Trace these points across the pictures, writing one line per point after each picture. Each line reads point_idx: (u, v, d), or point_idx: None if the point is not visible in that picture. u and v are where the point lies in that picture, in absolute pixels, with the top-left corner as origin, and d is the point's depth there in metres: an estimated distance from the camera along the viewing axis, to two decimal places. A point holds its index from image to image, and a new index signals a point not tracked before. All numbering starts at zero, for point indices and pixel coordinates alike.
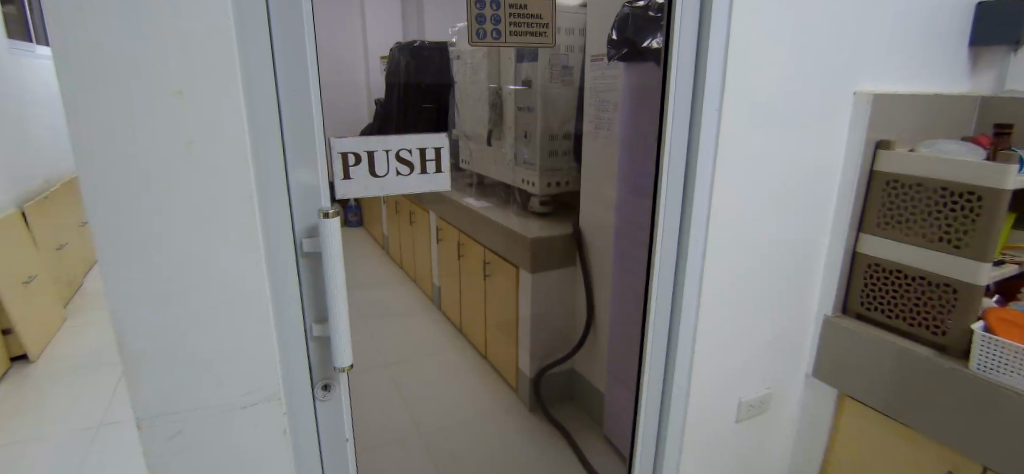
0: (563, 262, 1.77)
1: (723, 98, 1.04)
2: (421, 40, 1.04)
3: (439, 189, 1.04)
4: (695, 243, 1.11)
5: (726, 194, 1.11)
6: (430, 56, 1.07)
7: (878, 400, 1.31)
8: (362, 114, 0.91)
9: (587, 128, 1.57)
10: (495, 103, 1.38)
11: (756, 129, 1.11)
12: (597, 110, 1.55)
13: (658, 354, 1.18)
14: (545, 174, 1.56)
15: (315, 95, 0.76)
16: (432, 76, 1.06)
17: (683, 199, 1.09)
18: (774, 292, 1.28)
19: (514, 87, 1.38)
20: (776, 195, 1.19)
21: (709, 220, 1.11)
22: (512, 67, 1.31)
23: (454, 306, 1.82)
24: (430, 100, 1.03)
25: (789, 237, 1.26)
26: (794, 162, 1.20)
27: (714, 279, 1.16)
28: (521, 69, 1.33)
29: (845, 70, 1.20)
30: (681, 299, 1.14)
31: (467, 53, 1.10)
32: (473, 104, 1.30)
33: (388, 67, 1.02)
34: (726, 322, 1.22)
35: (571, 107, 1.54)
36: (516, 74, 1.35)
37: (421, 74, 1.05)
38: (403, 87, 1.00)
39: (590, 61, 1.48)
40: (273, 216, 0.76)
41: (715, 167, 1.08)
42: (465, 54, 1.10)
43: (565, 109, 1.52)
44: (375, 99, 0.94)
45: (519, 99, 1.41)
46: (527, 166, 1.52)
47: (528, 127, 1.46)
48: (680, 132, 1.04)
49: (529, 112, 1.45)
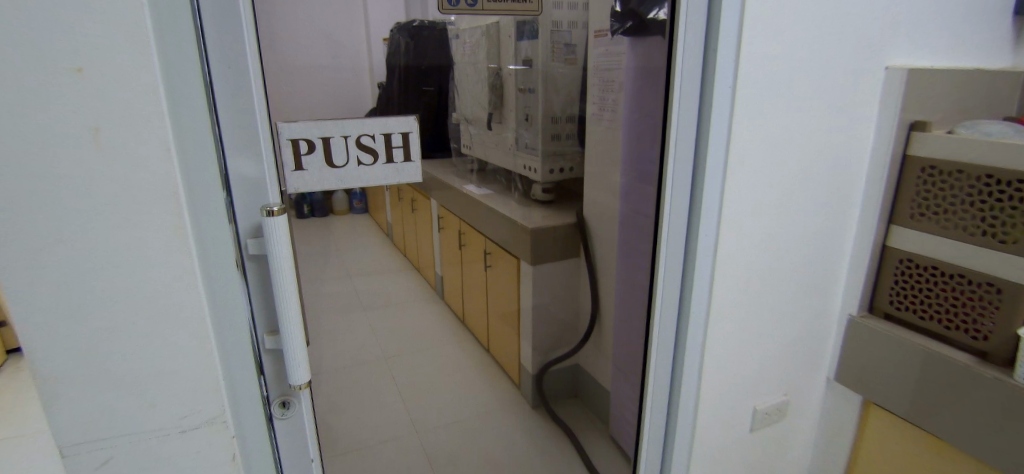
0: (566, 254, 1.71)
1: (738, 76, 0.93)
2: (421, 19, 0.98)
3: (412, 179, 0.94)
4: (705, 241, 1.01)
5: (737, 185, 1.00)
6: (427, 36, 1.01)
7: (904, 407, 1.21)
8: (328, 108, 0.82)
9: (591, 111, 1.47)
10: (495, 85, 1.28)
11: (773, 113, 0.99)
12: (601, 91, 1.45)
13: (664, 358, 1.08)
14: (546, 160, 1.49)
15: (255, 75, 0.67)
16: (430, 59, 1.03)
17: (693, 188, 0.98)
18: (794, 293, 1.18)
19: (514, 67, 1.29)
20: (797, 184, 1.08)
21: (716, 214, 1.00)
22: (511, 44, 1.24)
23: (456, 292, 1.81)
24: (431, 84, 1.03)
25: (810, 234, 1.15)
26: (818, 154, 1.08)
27: (725, 279, 1.06)
28: (520, 47, 1.25)
29: (874, 43, 1.07)
30: (689, 298, 1.04)
31: (465, 32, 1.06)
32: (473, 85, 1.21)
33: (388, 50, 0.93)
34: (742, 323, 1.12)
35: (574, 88, 1.45)
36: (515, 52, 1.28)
37: (419, 56, 1.01)
38: (403, 72, 0.96)
39: (593, 37, 1.39)
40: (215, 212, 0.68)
41: (726, 155, 0.97)
42: (464, 33, 1.06)
43: (568, 91, 1.44)
44: (377, 83, 0.89)
45: (520, 80, 1.31)
46: (528, 151, 1.44)
47: (528, 109, 1.37)
48: (688, 115, 0.93)
49: (530, 94, 1.36)
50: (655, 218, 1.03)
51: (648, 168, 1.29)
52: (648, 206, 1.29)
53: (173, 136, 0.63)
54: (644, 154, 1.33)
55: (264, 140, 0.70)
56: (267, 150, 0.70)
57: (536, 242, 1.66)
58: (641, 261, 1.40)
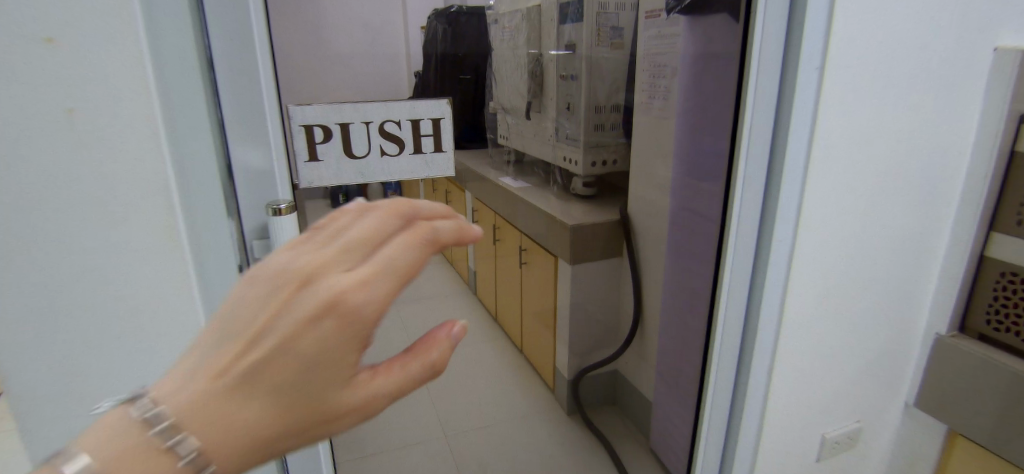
0: (607, 253, 1.60)
1: (826, 57, 0.79)
2: (455, 5, 0.97)
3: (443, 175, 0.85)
4: (779, 251, 0.88)
5: (819, 189, 0.87)
6: (464, 21, 0.99)
7: (999, 443, 1.02)
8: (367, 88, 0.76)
9: (639, 100, 1.39)
10: (535, 72, 1.27)
11: (863, 101, 0.85)
12: (652, 77, 1.35)
13: (724, 380, 0.96)
14: (589, 151, 1.44)
15: (261, 38, 0.69)
16: (466, 44, 1.00)
17: (767, 188, 0.85)
18: (876, 309, 1.03)
19: (556, 52, 1.29)
20: (884, 184, 0.94)
21: (795, 221, 0.87)
22: (552, 26, 1.26)
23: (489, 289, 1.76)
24: (469, 71, 0.99)
25: (894, 244, 1.01)
26: (910, 151, 0.94)
27: (800, 293, 0.93)
28: (562, 29, 1.27)
29: (983, 19, 0.92)
30: (756, 314, 0.91)
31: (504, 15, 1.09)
32: (509, 73, 1.15)
33: (427, 36, 0.84)
34: (815, 341, 0.99)
35: (619, 76, 1.38)
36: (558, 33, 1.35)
37: (456, 43, 0.98)
38: (439, 57, 0.85)
39: (644, 17, 1.29)
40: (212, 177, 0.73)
41: (810, 152, 0.83)
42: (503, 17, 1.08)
43: (612, 77, 1.36)
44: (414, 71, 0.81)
45: (561, 66, 1.29)
46: (569, 141, 1.40)
47: (569, 97, 1.34)
48: (763, 105, 0.80)
49: (572, 81, 1.33)
50: (723, 222, 0.90)
51: (705, 162, 1.16)
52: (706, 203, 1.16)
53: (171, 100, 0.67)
54: (697, 147, 1.20)
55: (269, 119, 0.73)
56: (272, 130, 0.73)
57: (578, 241, 1.54)
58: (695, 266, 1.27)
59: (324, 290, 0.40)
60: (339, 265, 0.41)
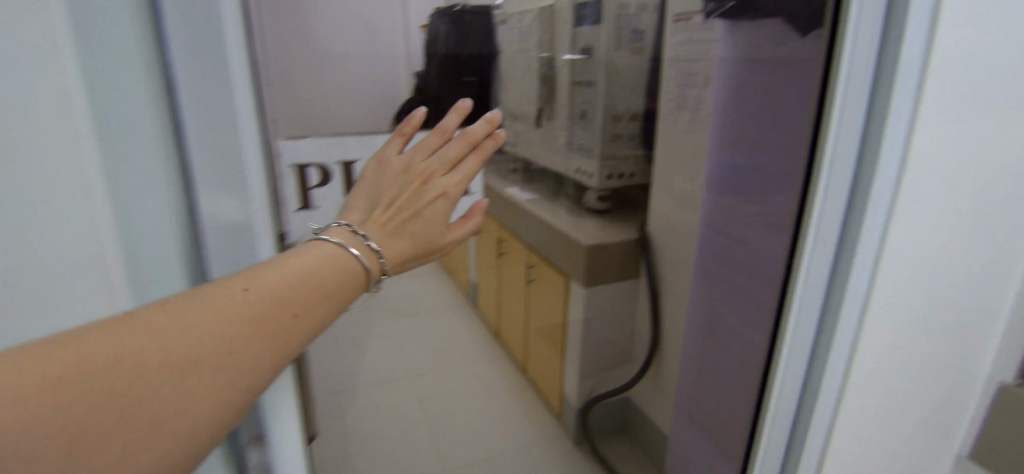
0: (623, 275, 1.50)
1: (931, 66, 0.60)
2: (462, 5, 0.85)
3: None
4: (853, 303, 0.70)
5: (908, 213, 0.68)
6: (470, 22, 0.87)
7: None
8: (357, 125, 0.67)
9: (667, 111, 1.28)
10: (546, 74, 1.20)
11: (967, 125, 0.68)
12: (679, 86, 1.24)
13: (776, 448, 0.80)
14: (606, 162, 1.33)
15: (232, 14, 0.46)
16: (472, 47, 0.86)
17: (843, 229, 0.67)
18: (950, 354, 0.88)
19: (570, 56, 1.21)
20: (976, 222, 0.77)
21: (875, 253, 0.68)
22: (567, 27, 1.17)
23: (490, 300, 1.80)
24: (470, 75, 0.82)
25: (974, 290, 0.84)
26: (1011, 175, 0.77)
27: (871, 351, 0.76)
28: (580, 33, 1.18)
29: None
30: (819, 375, 0.75)
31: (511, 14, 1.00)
32: (518, 73, 1.10)
33: (427, 37, 0.80)
34: (880, 401, 0.83)
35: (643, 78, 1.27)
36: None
37: (461, 45, 0.85)
38: (440, 66, 0.79)
39: (674, 22, 1.17)
40: (163, 199, 0.52)
41: (903, 167, 0.64)
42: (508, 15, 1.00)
43: (636, 73, 1.25)
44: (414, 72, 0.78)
45: (576, 69, 1.23)
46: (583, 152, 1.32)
47: (585, 104, 1.26)
48: (851, 127, 0.62)
49: (588, 86, 1.24)
50: (787, 251, 0.72)
51: (767, 180, 0.99)
52: (768, 229, 1.00)
53: (99, 90, 0.47)
54: (755, 163, 1.03)
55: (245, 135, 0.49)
56: (250, 155, 0.50)
57: (592, 261, 1.44)
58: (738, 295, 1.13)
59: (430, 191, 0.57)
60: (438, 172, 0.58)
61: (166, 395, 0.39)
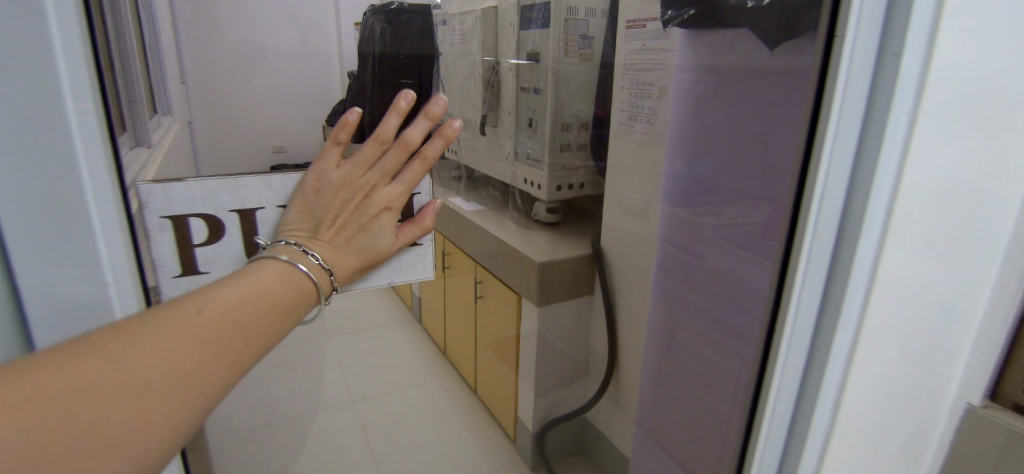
0: (577, 292, 1.41)
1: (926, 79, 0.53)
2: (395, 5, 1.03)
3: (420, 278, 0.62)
4: (842, 346, 0.61)
5: (904, 224, 0.59)
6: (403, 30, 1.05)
7: None
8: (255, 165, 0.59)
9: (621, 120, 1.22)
10: (490, 85, 1.53)
11: (954, 145, 0.61)
12: (632, 96, 1.18)
13: None
14: (555, 175, 1.49)
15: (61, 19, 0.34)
16: None
17: (831, 264, 0.59)
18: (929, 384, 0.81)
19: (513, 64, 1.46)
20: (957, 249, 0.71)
21: (870, 272, 0.59)
22: (513, 32, 1.44)
23: (436, 317, 1.69)
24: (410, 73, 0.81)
25: (951, 321, 0.78)
26: (996, 187, 0.72)
27: (856, 399, 0.67)
28: (522, 37, 1.43)
29: None
30: (805, 427, 0.65)
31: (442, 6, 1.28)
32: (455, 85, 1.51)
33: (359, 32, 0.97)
34: (864, 451, 0.75)
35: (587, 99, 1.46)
36: (519, 46, 1.44)
37: None
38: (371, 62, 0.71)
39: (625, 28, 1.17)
40: None
41: (901, 173, 0.56)
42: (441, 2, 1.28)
43: (580, 91, 1.44)
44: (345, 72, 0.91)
45: (520, 78, 1.45)
46: (531, 165, 1.51)
47: (531, 113, 1.46)
48: (842, 148, 0.54)
49: (532, 92, 1.46)
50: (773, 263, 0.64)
51: (744, 195, 0.91)
52: (746, 249, 0.91)
53: None
54: (725, 173, 0.96)
55: (84, 140, 0.36)
56: (90, 167, 0.37)
57: (546, 279, 1.36)
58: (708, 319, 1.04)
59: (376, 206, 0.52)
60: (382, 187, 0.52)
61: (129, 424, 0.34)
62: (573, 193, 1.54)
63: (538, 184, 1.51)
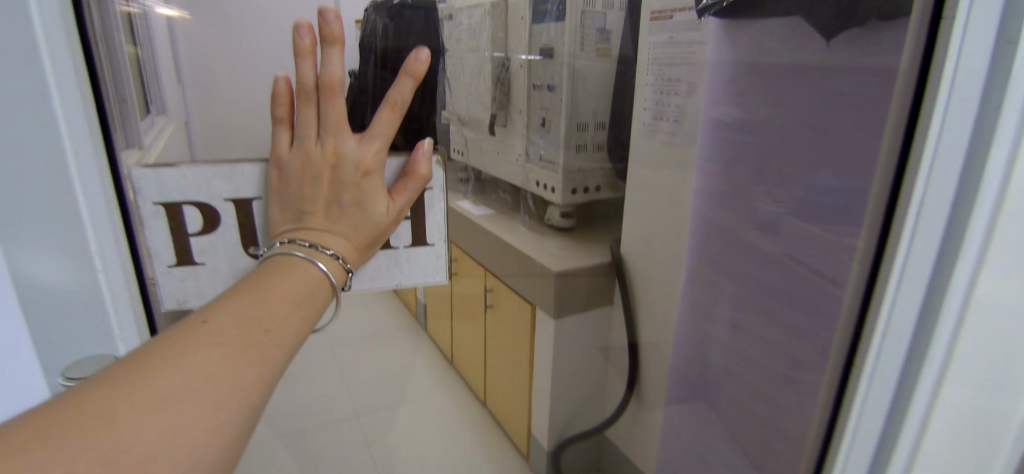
0: (595, 303, 1.33)
1: None
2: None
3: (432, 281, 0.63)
4: (939, 370, 0.54)
5: (1010, 241, 0.51)
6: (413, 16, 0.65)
7: None
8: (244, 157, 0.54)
9: (644, 120, 1.14)
10: (499, 78, 1.31)
11: None
12: (658, 93, 1.09)
13: None
14: (568, 177, 1.41)
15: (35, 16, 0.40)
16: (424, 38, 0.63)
17: (933, 280, 0.52)
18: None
19: (524, 57, 1.32)
20: None
21: (963, 298, 0.52)
22: (525, 28, 1.31)
23: (444, 333, 1.54)
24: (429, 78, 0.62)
25: None
26: None
27: (952, 432, 0.59)
28: (534, 33, 1.31)
29: None
30: (891, 458, 0.59)
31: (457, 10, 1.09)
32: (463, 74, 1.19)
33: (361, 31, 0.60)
34: None
35: (604, 98, 1.37)
36: (531, 41, 1.32)
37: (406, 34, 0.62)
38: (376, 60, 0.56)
39: (649, 20, 1.08)
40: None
41: (1011, 181, 0.48)
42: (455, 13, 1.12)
43: (597, 88, 1.35)
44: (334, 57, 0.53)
45: (532, 74, 1.33)
46: (544, 165, 1.43)
47: (544, 111, 1.37)
48: (954, 152, 0.47)
49: (545, 90, 1.35)
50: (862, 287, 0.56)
51: (800, 206, 0.82)
52: (797, 262, 0.83)
53: None
54: (773, 178, 0.86)
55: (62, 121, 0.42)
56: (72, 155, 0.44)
57: (563, 289, 1.27)
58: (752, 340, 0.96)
59: (348, 165, 0.48)
60: (347, 141, 0.48)
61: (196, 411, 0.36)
62: (590, 196, 1.46)
63: (552, 187, 1.42)
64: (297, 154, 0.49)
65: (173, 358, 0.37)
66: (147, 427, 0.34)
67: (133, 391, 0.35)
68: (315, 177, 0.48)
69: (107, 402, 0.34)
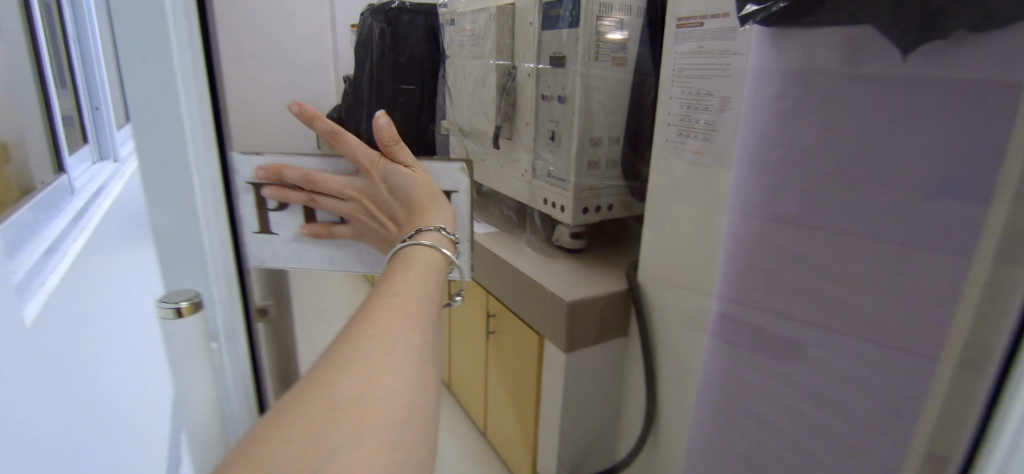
0: (608, 334, 1.22)
1: None
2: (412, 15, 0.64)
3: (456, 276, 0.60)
4: None
5: None
6: None
7: None
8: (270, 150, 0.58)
9: (669, 137, 1.04)
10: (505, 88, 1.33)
11: None
12: (686, 108, 0.99)
13: None
14: (580, 196, 1.27)
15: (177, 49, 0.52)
16: None
17: None
18: None
19: (532, 66, 1.27)
20: None
21: None
22: (534, 36, 1.25)
23: None
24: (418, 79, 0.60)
25: None
26: None
27: None
28: (544, 41, 1.23)
29: None
30: None
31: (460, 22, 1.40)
32: (468, 104, 1.43)
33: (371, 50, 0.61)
34: None
35: (621, 111, 1.25)
36: (540, 50, 1.25)
37: None
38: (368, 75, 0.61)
39: (676, 27, 0.98)
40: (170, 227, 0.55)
41: None
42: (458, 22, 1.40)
43: (613, 100, 1.23)
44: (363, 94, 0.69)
45: (541, 84, 1.26)
46: (553, 181, 1.31)
47: (553, 124, 1.27)
48: None
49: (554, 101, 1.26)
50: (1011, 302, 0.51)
51: (875, 238, 0.72)
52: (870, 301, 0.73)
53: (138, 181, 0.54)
54: (807, 178, 0.78)
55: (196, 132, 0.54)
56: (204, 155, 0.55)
57: (573, 318, 1.16)
58: (809, 367, 0.83)
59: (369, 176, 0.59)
60: (360, 155, 0.58)
61: (388, 332, 0.44)
62: (601, 216, 1.33)
63: (561, 206, 1.30)
64: (330, 184, 0.58)
65: (355, 324, 0.45)
66: (374, 348, 0.43)
67: (348, 343, 0.43)
68: (351, 193, 0.59)
69: (341, 365, 0.41)
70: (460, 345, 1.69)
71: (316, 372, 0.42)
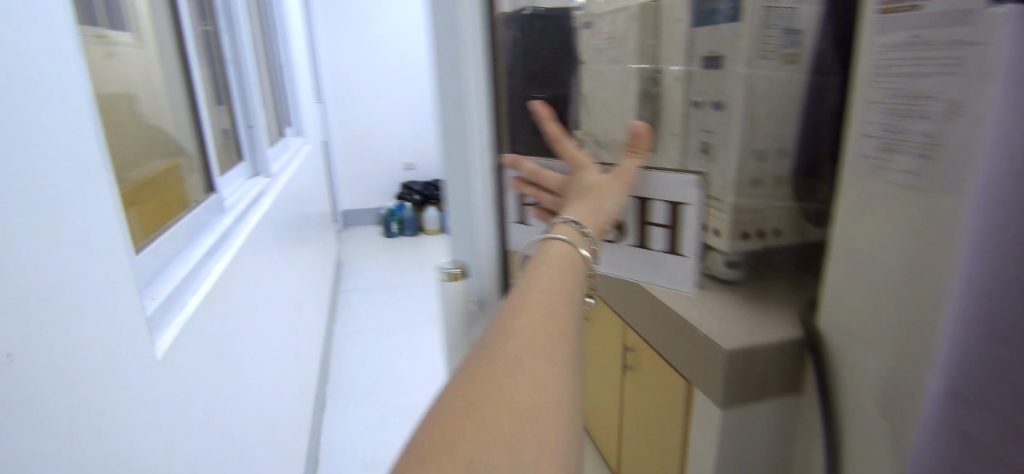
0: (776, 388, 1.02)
1: None
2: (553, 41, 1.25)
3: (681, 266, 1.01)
4: None
5: None
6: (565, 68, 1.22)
7: None
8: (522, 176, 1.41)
9: (866, 155, 0.82)
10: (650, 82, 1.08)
11: None
12: (888, 117, 0.77)
13: None
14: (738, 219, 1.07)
15: None
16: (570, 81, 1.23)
17: None
18: None
19: (681, 68, 1.04)
20: None
21: None
22: (684, 33, 1.02)
23: None
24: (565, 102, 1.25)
25: None
26: None
27: None
28: (696, 40, 1.01)
29: None
30: None
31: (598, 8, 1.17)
32: (605, 117, 1.16)
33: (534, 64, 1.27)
34: None
35: (789, 123, 1.03)
36: (691, 48, 1.02)
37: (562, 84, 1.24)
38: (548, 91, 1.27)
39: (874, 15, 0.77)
40: None
41: None
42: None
43: (779, 109, 1.02)
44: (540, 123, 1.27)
45: (694, 89, 1.02)
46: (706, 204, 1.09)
47: (706, 136, 1.04)
48: None
49: (711, 109, 1.02)
50: None
51: None
52: None
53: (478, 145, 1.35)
54: None
55: None
56: None
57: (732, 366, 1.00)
58: None
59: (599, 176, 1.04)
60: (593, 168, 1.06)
61: (526, 396, 0.71)
62: (765, 243, 1.10)
63: (715, 231, 1.08)
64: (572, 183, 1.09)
65: (523, 350, 0.76)
66: (502, 420, 0.69)
67: (509, 383, 0.72)
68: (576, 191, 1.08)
69: (476, 412, 0.69)
70: (605, 369, 1.60)
71: (448, 419, 0.69)
